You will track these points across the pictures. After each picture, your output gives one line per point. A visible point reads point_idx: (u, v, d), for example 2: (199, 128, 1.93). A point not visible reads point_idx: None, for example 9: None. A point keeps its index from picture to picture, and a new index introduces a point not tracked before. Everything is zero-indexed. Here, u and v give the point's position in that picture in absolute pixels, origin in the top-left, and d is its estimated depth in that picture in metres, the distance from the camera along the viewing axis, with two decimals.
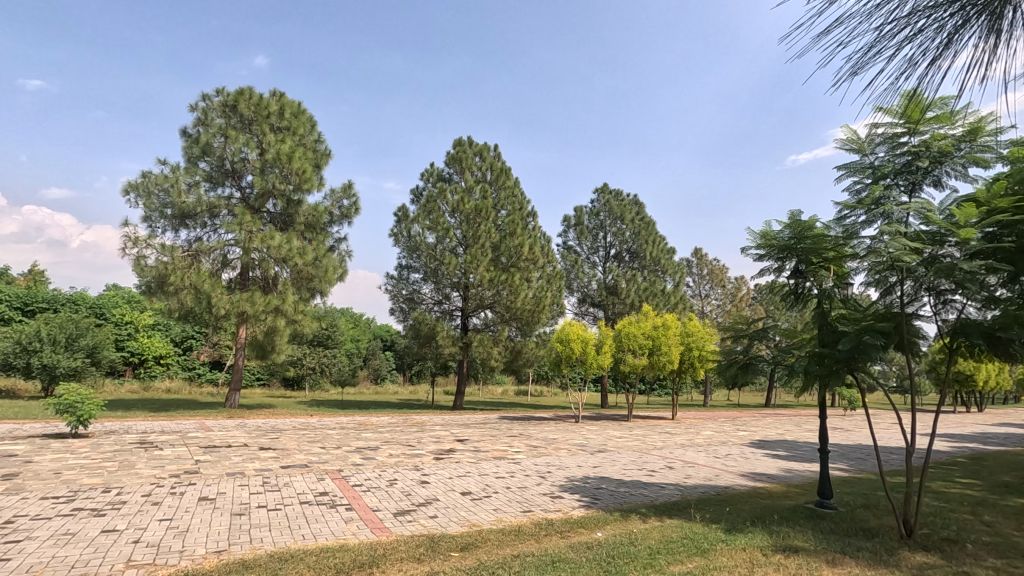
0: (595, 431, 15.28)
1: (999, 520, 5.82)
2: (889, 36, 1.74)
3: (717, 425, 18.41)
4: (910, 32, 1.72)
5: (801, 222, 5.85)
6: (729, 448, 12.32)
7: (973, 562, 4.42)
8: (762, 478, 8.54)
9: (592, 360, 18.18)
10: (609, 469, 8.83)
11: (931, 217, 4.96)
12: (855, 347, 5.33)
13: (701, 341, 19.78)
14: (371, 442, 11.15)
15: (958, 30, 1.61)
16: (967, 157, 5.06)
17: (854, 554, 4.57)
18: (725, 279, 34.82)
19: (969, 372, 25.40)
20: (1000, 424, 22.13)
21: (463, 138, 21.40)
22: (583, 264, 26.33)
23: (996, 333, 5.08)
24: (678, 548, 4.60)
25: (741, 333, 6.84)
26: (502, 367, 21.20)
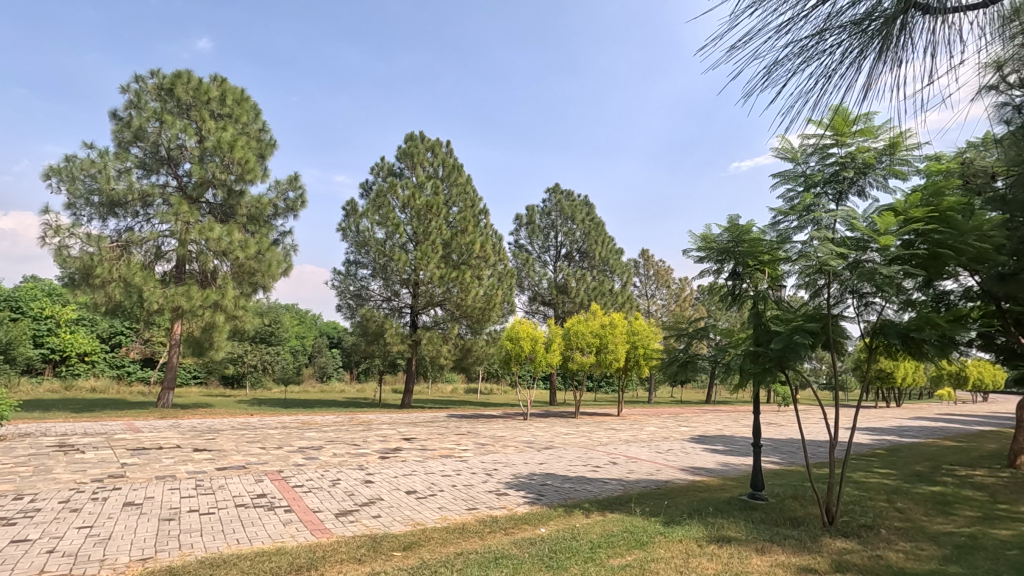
0: (542, 428, 15.46)
1: (910, 507, 6.29)
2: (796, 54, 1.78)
3: (660, 421, 19.00)
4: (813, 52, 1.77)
5: (739, 226, 6.11)
6: (671, 443, 12.75)
7: (885, 546, 4.75)
8: (700, 472, 8.87)
9: (541, 357, 18.37)
10: (555, 465, 8.96)
11: (856, 225, 5.29)
12: (786, 346, 5.65)
13: (646, 339, 20.40)
14: (314, 442, 10.88)
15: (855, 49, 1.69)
16: (886, 169, 5.42)
17: (781, 542, 4.83)
18: (670, 279, 36.08)
19: (889, 370, 27.26)
20: (915, 419, 23.88)
21: (415, 133, 21.16)
22: (534, 263, 26.53)
23: (910, 333, 5.50)
24: (618, 541, 4.71)
25: (682, 333, 7.08)
26: (451, 365, 21.09)
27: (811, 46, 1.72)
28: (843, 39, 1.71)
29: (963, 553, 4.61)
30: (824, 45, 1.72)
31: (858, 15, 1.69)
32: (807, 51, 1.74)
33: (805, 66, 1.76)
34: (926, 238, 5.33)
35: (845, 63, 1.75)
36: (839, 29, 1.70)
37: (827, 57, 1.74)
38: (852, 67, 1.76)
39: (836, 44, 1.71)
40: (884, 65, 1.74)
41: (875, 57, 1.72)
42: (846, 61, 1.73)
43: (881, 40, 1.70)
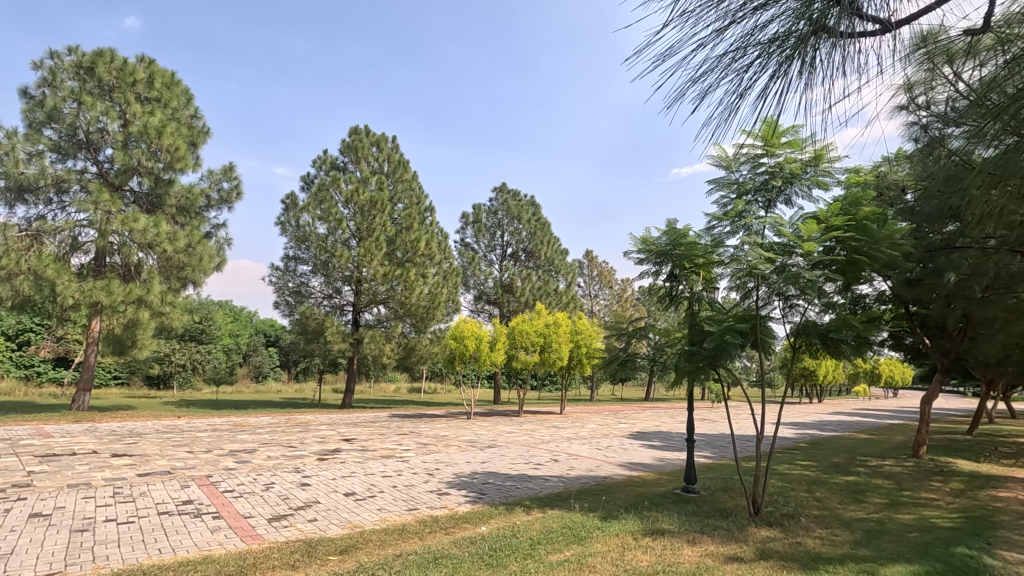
0: (486, 427, 15.48)
1: (827, 496, 6.75)
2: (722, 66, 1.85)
3: (600, 419, 19.45)
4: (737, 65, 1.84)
5: (676, 230, 6.33)
6: (611, 440, 13.06)
7: (805, 534, 5.06)
8: (638, 467, 9.15)
9: (485, 356, 18.37)
10: (498, 464, 9.01)
11: (783, 231, 5.60)
12: (718, 346, 5.99)
13: (588, 339, 20.84)
14: (247, 444, 10.43)
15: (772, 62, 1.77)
16: (811, 179, 5.77)
17: (711, 533, 5.05)
18: (612, 280, 37.03)
19: (812, 368, 29.08)
20: (833, 413, 25.60)
21: (359, 126, 20.70)
22: (479, 262, 26.51)
23: (829, 334, 5.90)
24: (557, 537, 4.79)
25: (622, 332, 7.25)
26: (394, 364, 20.75)
27: (733, 61, 1.81)
28: (762, 56, 1.80)
29: (872, 537, 4.98)
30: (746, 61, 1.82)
31: (775, 34, 1.78)
32: (731, 64, 1.82)
33: (726, 80, 1.84)
34: (844, 244, 5.72)
35: (762, 78, 1.86)
36: (759, 48, 1.79)
37: (747, 72, 1.83)
38: (771, 81, 1.85)
39: (755, 61, 1.81)
40: (799, 80, 1.84)
41: (791, 74, 1.82)
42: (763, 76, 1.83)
43: (794, 57, 1.79)
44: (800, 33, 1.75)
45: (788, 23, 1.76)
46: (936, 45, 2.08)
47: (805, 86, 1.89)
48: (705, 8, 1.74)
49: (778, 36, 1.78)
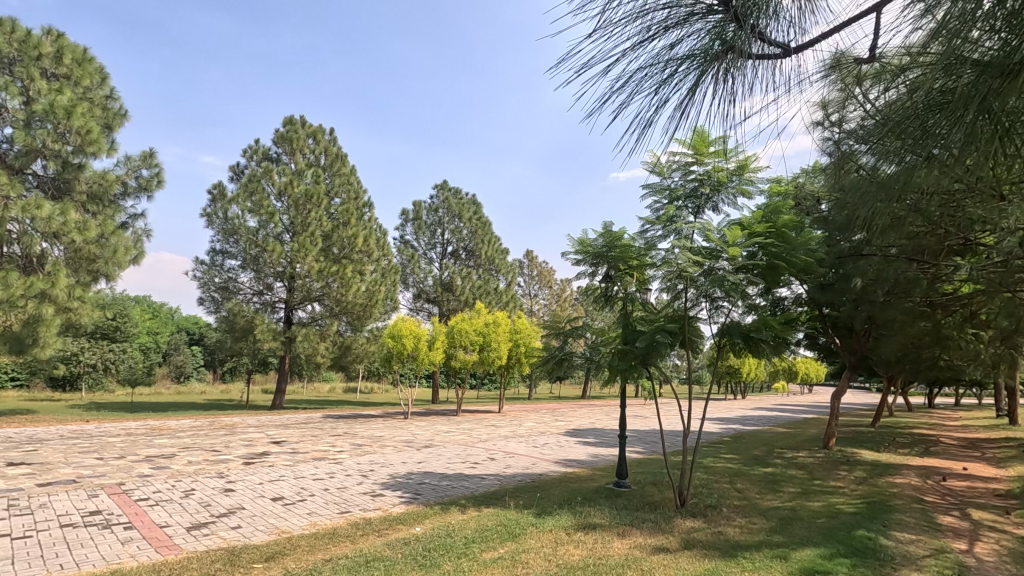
0: (423, 427, 15.31)
1: (747, 487, 7.16)
2: (645, 76, 1.89)
3: (538, 417, 19.67)
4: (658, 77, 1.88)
5: (612, 232, 6.51)
6: (547, 438, 13.25)
7: (726, 523, 5.35)
8: (573, 464, 9.34)
9: (424, 355, 18.12)
10: (435, 464, 8.95)
11: (709, 236, 5.88)
12: (649, 345, 6.28)
13: (527, 338, 21.10)
14: (166, 449, 9.80)
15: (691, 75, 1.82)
16: (736, 188, 6.10)
17: (640, 525, 5.24)
18: (552, 280, 37.63)
19: (736, 366, 30.74)
20: (755, 409, 27.18)
21: (295, 116, 19.95)
22: (419, 260, 26.17)
23: (751, 334, 6.28)
24: (492, 535, 4.82)
25: (559, 331, 7.38)
26: (329, 364, 20.12)
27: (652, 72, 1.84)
28: (679, 70, 1.84)
29: (785, 524, 5.34)
30: (663, 74, 1.85)
31: (690, 50, 1.82)
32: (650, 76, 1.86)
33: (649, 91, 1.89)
34: (765, 250, 6.08)
35: (681, 91, 1.90)
36: (675, 62, 1.83)
37: (664, 86, 1.87)
38: (690, 94, 1.91)
39: (673, 74, 1.85)
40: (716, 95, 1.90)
41: (706, 89, 1.88)
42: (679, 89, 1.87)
43: (712, 73, 1.84)
44: (716, 51, 1.80)
45: (704, 40, 1.80)
46: (838, 69, 2.20)
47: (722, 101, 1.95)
48: (627, 19, 1.76)
49: (693, 54, 1.82)
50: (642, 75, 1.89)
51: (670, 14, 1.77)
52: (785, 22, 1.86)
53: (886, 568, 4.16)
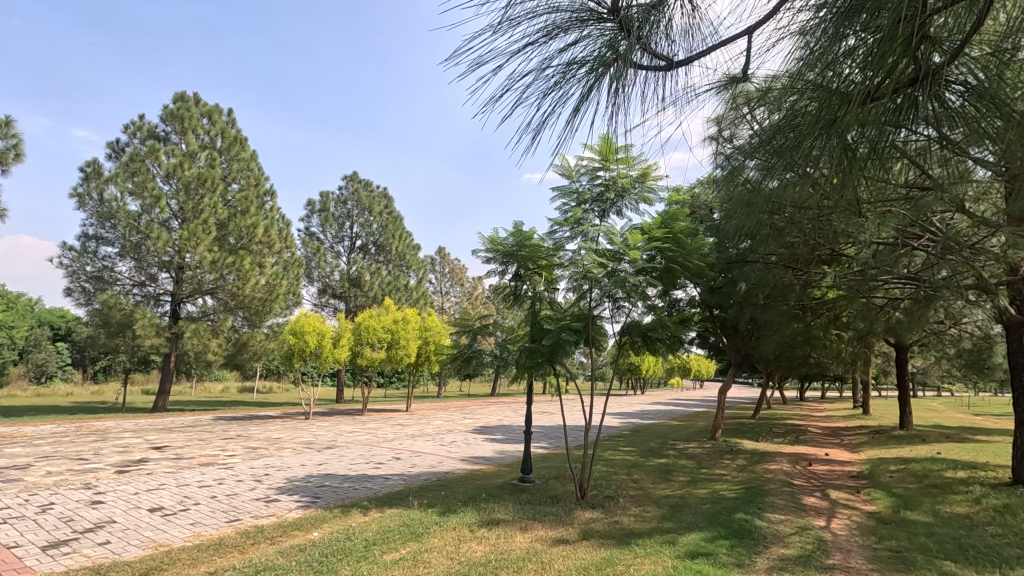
0: (326, 427, 14.71)
1: (642, 477, 7.58)
2: (543, 77, 1.87)
3: (447, 415, 19.58)
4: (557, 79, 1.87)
5: (522, 232, 6.61)
6: (454, 435, 13.22)
7: (622, 513, 5.63)
8: (479, 461, 9.39)
9: (328, 352, 17.34)
10: (336, 465, 8.62)
11: (613, 240, 6.15)
12: (555, 343, 6.49)
13: (437, 335, 20.96)
14: (19, 459, 8.62)
15: (585, 80, 1.83)
16: (638, 194, 6.42)
17: (542, 518, 5.38)
18: (463, 278, 37.64)
19: (637, 364, 32.48)
20: (652, 404, 28.94)
21: (187, 93, 18.35)
22: (325, 253, 25.08)
23: (649, 333, 6.66)
24: (394, 536, 4.73)
25: (467, 329, 7.38)
26: (221, 362, 18.72)
27: (547, 78, 1.83)
28: (574, 76, 1.85)
29: (675, 510, 5.71)
30: (560, 79, 1.85)
31: (584, 57, 1.83)
32: (545, 80, 1.84)
33: (545, 94, 1.88)
34: (662, 254, 6.47)
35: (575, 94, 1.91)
36: (569, 68, 1.84)
37: (559, 90, 1.86)
38: (584, 99, 1.92)
39: (567, 80, 1.84)
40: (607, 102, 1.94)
41: (599, 95, 1.90)
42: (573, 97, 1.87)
43: (605, 81, 1.87)
44: (608, 59, 1.83)
45: (597, 49, 1.83)
46: (716, 89, 2.34)
47: (613, 108, 1.99)
48: (526, 16, 1.74)
49: (588, 62, 1.83)
50: (537, 78, 1.87)
51: (564, 21, 1.77)
52: (669, 38, 1.95)
53: (758, 546, 4.58)
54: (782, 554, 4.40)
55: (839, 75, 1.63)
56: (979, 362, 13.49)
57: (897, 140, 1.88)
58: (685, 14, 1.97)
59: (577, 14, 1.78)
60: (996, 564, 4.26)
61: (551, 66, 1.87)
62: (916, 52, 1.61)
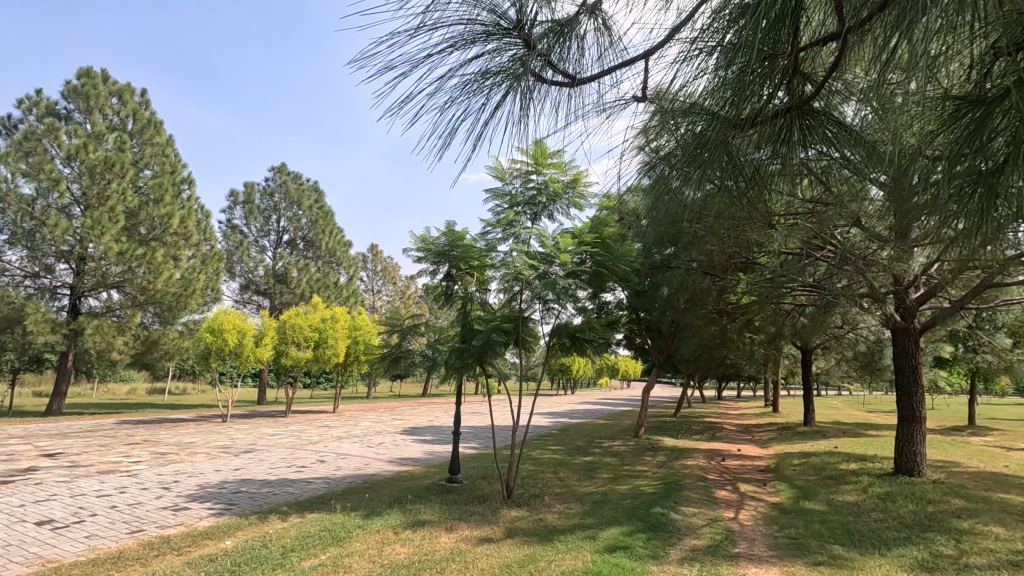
0: (244, 430, 13.99)
1: (567, 475, 7.77)
2: (455, 85, 1.84)
3: (375, 416, 19.17)
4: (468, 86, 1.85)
5: (454, 232, 6.59)
6: (382, 436, 12.96)
7: (546, 510, 5.75)
8: (407, 462, 9.27)
9: (249, 352, 16.47)
10: (255, 470, 8.24)
11: (544, 243, 6.26)
12: (485, 343, 6.55)
13: (367, 335, 20.49)
14: None
15: (495, 89, 1.83)
16: (570, 200, 6.54)
17: (468, 519, 5.39)
18: (397, 277, 37.04)
19: (568, 364, 33.22)
20: (581, 403, 29.68)
21: (93, 69, 16.90)
22: (249, 247, 23.85)
23: (576, 334, 6.84)
24: (314, 541, 4.58)
25: (396, 328, 7.25)
26: (128, 361, 17.36)
27: (459, 86, 1.81)
28: (484, 87, 1.84)
29: (597, 507, 5.89)
30: (470, 88, 1.83)
31: (493, 68, 1.83)
32: (457, 90, 1.83)
33: (453, 102, 1.85)
34: (592, 258, 6.69)
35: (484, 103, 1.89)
36: (479, 79, 1.83)
37: (470, 99, 1.84)
38: (494, 108, 1.91)
39: (478, 91, 1.83)
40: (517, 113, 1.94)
41: (510, 106, 1.90)
42: (485, 107, 1.86)
43: (516, 92, 1.88)
44: (517, 69, 1.84)
45: (506, 62, 1.84)
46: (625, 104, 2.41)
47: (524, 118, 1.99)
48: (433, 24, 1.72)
49: (495, 74, 1.84)
50: (445, 87, 1.85)
51: (471, 30, 1.76)
52: (577, 55, 2.00)
53: (673, 538, 4.82)
54: (693, 545, 4.65)
55: (736, 98, 1.72)
56: (872, 364, 14.85)
57: (798, 160, 1.98)
58: (595, 31, 2.03)
59: (484, 25, 1.79)
60: (876, 546, 4.71)
61: (461, 76, 1.85)
62: (790, 82, 1.78)
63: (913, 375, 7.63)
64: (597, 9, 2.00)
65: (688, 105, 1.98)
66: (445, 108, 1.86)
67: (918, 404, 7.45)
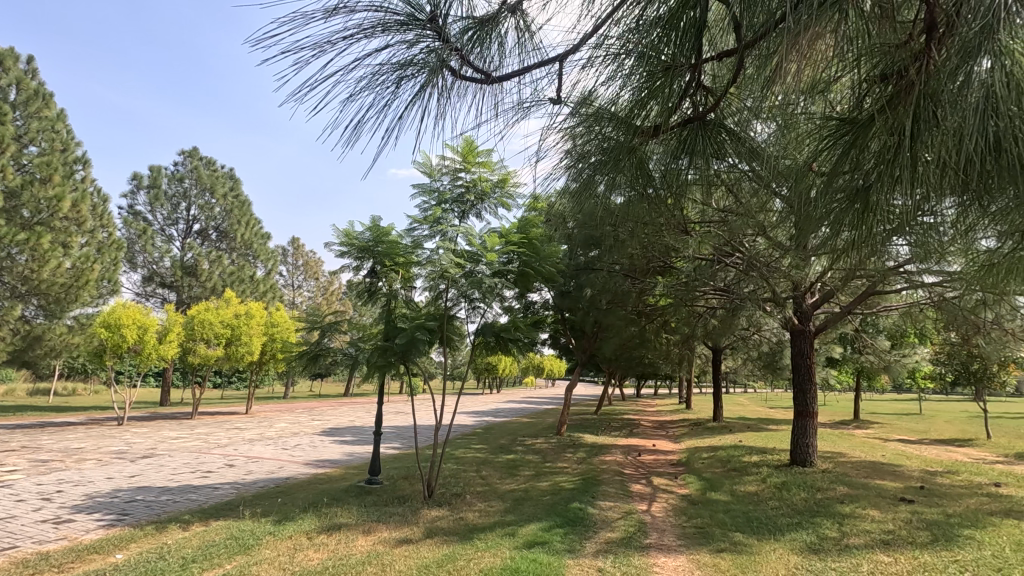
0: (143, 434, 12.93)
1: (489, 473, 7.81)
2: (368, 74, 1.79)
3: (292, 417, 18.36)
4: (383, 75, 1.79)
5: (380, 227, 6.44)
6: (299, 438, 12.42)
7: (467, 509, 5.75)
8: (325, 464, 8.94)
9: (151, 349, 15.24)
10: (154, 476, 7.64)
11: (471, 242, 6.25)
12: (409, 342, 6.44)
13: (285, 332, 19.58)
14: None
15: (409, 79, 1.79)
16: (497, 199, 6.56)
17: (386, 520, 5.28)
18: (319, 272, 35.68)
19: (494, 364, 33.43)
20: (507, 402, 29.93)
21: None
22: (153, 236, 22.07)
23: (501, 334, 6.87)
24: (219, 550, 4.31)
25: (315, 325, 6.96)
26: (5, 359, 15.54)
27: (371, 75, 1.76)
28: (401, 80, 1.81)
29: (518, 504, 5.95)
30: (385, 80, 1.78)
31: (408, 60, 1.80)
32: (371, 80, 1.78)
33: (367, 91, 1.79)
34: (518, 259, 6.73)
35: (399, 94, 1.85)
36: (394, 70, 1.79)
37: (383, 90, 1.80)
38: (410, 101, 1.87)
39: (393, 82, 1.79)
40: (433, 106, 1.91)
41: (426, 99, 1.86)
42: (399, 100, 1.82)
43: (432, 85, 1.85)
44: (433, 62, 1.82)
45: (422, 53, 1.81)
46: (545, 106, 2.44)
47: (440, 113, 1.96)
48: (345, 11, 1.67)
49: (411, 65, 1.80)
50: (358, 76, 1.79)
51: (384, 20, 1.72)
52: (493, 52, 2.01)
53: (589, 532, 4.97)
54: (608, 538, 4.82)
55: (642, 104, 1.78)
56: (773, 363, 16.04)
57: (706, 169, 2.08)
58: (517, 29, 2.04)
59: (398, 15, 1.75)
60: (772, 532, 5.10)
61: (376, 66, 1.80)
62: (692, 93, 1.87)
63: (807, 373, 8.31)
64: (518, 9, 2.02)
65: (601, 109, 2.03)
66: (355, 99, 1.79)
67: (811, 400, 8.14)
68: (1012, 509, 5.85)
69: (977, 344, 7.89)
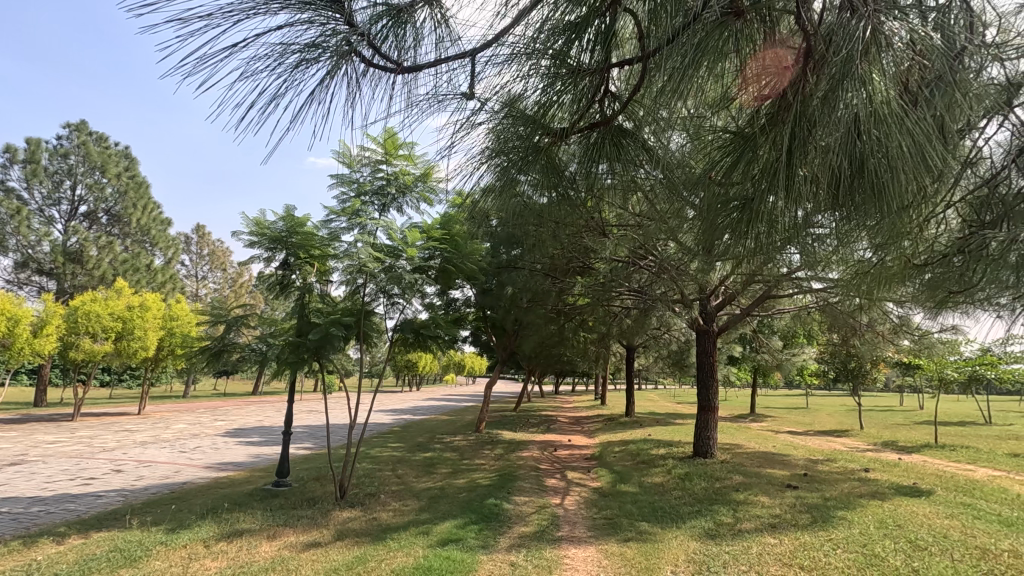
0: (13, 438, 11.55)
1: (405, 472, 7.69)
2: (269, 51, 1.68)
3: (192, 417, 17.10)
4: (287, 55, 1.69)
5: (294, 218, 6.12)
6: (199, 440, 11.60)
7: (381, 509, 5.62)
8: (227, 467, 8.40)
9: (20, 343, 13.95)
10: (25, 485, 6.84)
11: (390, 235, 6.10)
12: (323, 338, 6.20)
13: (185, 326, 18.23)
14: None
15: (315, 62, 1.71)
16: (420, 194, 6.45)
17: (293, 524, 5.05)
18: (227, 262, 33.50)
19: (414, 360, 32.97)
20: (426, 399, 29.60)
21: None
22: (30, 216, 19.74)
23: (420, 330, 6.76)
24: (100, 564, 3.94)
25: (219, 319, 6.50)
26: None
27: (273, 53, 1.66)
28: (307, 64, 1.72)
29: (434, 502, 5.91)
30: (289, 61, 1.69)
31: (315, 41, 1.72)
32: (269, 58, 1.66)
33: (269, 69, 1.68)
34: (440, 255, 6.63)
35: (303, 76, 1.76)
36: (299, 52, 1.70)
37: (288, 71, 1.70)
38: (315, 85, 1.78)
39: (297, 64, 1.70)
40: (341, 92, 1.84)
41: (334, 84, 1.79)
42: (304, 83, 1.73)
43: (340, 70, 1.78)
44: (340, 47, 1.75)
45: (329, 37, 1.74)
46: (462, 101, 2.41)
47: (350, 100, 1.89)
48: None
49: (318, 49, 1.72)
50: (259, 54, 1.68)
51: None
52: (406, 43, 1.97)
53: (503, 527, 5.03)
54: (521, 532, 4.90)
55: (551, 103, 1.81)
56: (680, 360, 17.01)
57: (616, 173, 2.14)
58: (432, 21, 2.01)
59: None
60: (674, 520, 5.41)
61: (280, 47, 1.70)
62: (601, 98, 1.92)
63: (710, 370, 8.87)
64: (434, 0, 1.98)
65: (516, 108, 2.04)
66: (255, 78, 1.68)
67: (713, 395, 8.69)
68: (878, 491, 6.58)
69: (854, 344, 8.77)
